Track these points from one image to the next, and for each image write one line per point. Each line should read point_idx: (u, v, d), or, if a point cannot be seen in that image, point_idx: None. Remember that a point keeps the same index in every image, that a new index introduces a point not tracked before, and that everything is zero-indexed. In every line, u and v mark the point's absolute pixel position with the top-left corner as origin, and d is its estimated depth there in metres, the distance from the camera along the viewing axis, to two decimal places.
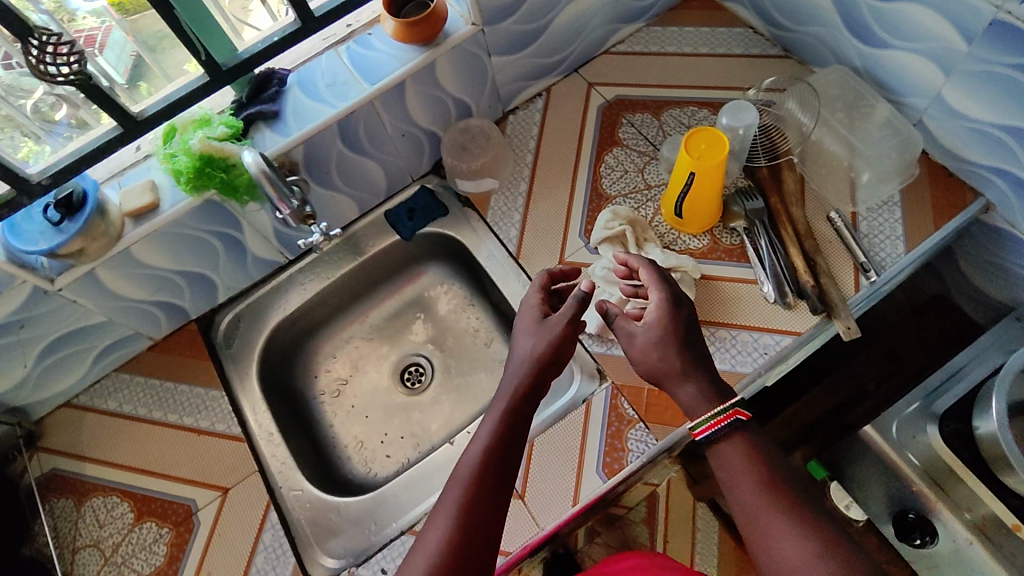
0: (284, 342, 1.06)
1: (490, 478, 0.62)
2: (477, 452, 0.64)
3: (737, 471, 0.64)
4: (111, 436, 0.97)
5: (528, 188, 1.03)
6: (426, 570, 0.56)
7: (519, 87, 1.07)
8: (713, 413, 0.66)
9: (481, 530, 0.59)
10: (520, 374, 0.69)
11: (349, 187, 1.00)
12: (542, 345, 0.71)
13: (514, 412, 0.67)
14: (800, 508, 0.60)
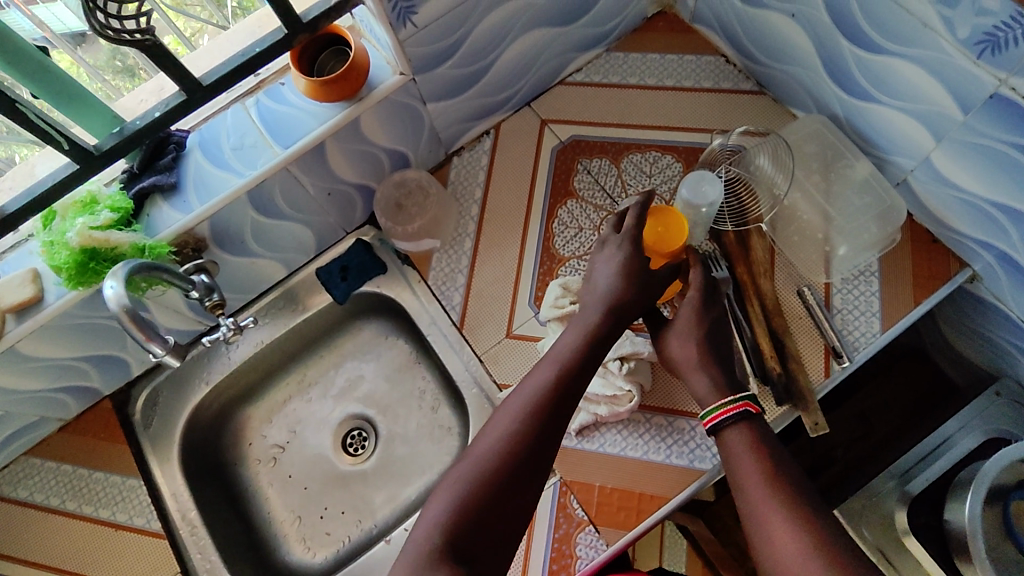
0: (211, 414, 0.98)
1: (561, 393, 0.63)
2: (539, 381, 0.64)
3: (740, 461, 0.65)
4: (20, 531, 0.89)
5: (472, 245, 0.94)
6: (489, 450, 0.60)
7: (463, 127, 0.96)
8: (722, 403, 0.69)
9: (545, 434, 0.61)
10: (594, 321, 0.69)
11: (271, 251, 0.90)
12: (617, 294, 0.70)
13: (583, 355, 0.66)
14: (796, 503, 0.60)
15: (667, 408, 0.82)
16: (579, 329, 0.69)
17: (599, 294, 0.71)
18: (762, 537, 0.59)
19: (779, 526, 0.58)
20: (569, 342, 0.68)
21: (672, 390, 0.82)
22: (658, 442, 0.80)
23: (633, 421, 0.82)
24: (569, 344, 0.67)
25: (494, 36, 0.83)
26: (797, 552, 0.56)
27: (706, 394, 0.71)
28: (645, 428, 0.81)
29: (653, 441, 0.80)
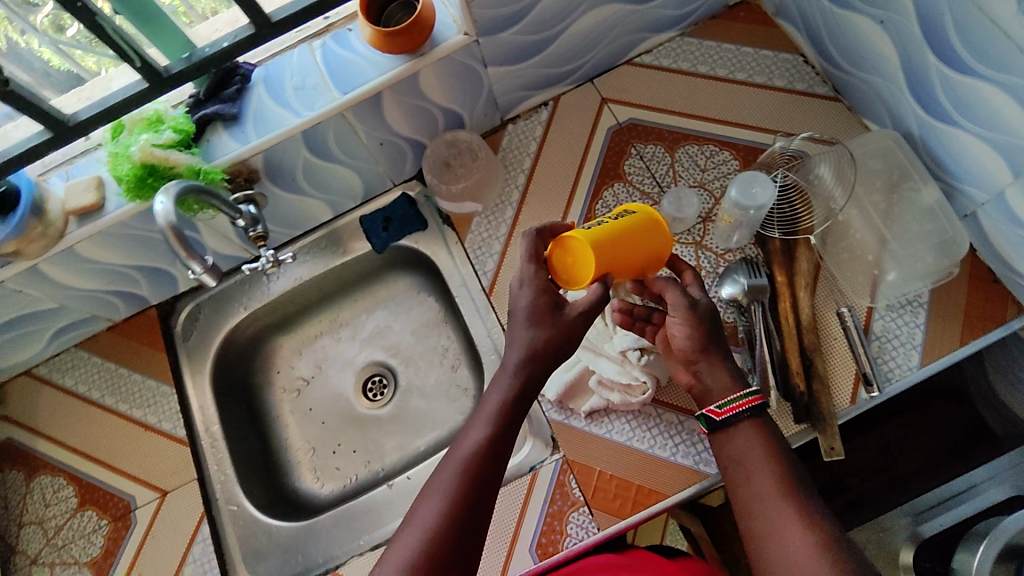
0: (245, 338, 1.03)
1: (480, 472, 0.60)
2: (455, 477, 0.60)
3: (747, 453, 0.66)
4: (65, 414, 0.97)
5: (513, 215, 0.94)
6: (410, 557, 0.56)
7: (522, 95, 0.95)
8: (737, 396, 0.68)
9: (466, 523, 0.58)
10: (510, 390, 0.64)
11: (319, 191, 0.93)
12: (534, 352, 0.64)
13: (501, 432, 0.62)
14: (803, 502, 0.61)
15: (681, 406, 0.81)
16: (495, 400, 0.63)
17: (511, 357, 0.65)
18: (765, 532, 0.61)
19: (779, 516, 0.61)
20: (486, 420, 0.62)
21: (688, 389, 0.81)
22: (665, 438, 0.80)
23: (644, 414, 0.81)
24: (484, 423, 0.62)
25: (565, 6, 0.81)
26: (803, 547, 0.58)
27: (718, 387, 0.70)
28: (655, 422, 0.81)
29: (660, 437, 0.80)
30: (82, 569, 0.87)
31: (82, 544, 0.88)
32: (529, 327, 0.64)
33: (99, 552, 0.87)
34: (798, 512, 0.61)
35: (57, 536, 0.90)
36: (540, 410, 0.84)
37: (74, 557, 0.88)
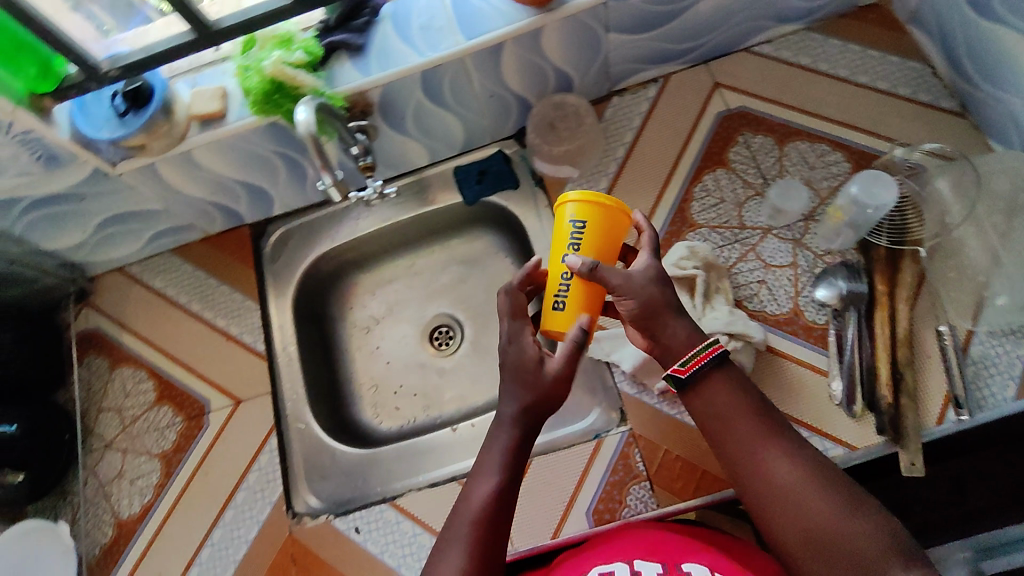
0: (326, 269, 1.05)
1: (491, 534, 0.54)
2: (467, 542, 0.54)
3: (719, 405, 0.58)
4: (151, 313, 1.01)
5: (609, 186, 0.93)
6: None
7: (636, 67, 0.94)
8: (694, 350, 0.59)
9: None
10: (508, 440, 0.58)
11: (422, 135, 0.94)
12: (531, 406, 0.59)
13: (508, 484, 0.57)
14: (790, 443, 0.56)
15: None
16: (495, 455, 0.58)
17: (506, 407, 0.59)
18: (767, 491, 0.54)
19: (780, 468, 0.54)
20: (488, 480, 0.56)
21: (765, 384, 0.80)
22: None
23: None
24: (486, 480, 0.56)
25: None
26: (805, 490, 0.53)
27: (681, 341, 0.60)
28: None
29: None
30: (153, 460, 0.91)
31: (156, 437, 0.92)
32: (520, 380, 0.59)
33: (170, 447, 0.91)
34: (798, 456, 0.55)
35: (133, 425, 0.94)
36: (613, 381, 0.85)
37: (147, 448, 0.92)
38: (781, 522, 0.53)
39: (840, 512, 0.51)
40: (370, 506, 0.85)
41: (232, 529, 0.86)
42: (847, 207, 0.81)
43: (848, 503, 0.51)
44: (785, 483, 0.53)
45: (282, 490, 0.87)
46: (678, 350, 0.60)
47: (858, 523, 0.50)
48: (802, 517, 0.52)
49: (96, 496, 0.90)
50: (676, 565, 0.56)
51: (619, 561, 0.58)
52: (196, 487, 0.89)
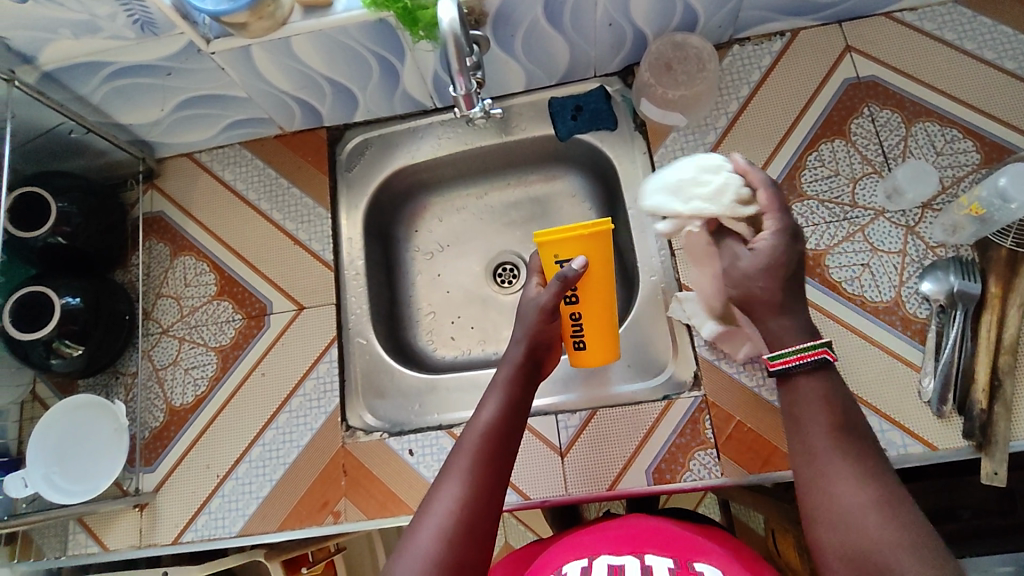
0: (400, 186, 1.01)
1: (498, 441, 0.63)
2: (469, 470, 0.60)
3: (807, 409, 0.59)
4: (216, 205, 0.98)
5: (715, 141, 0.88)
6: (441, 529, 0.56)
7: (765, 16, 0.87)
8: (800, 347, 0.60)
9: (491, 490, 0.60)
10: (506, 395, 0.67)
11: (528, 58, 0.89)
12: (523, 363, 0.69)
13: (507, 428, 0.64)
14: (864, 461, 0.55)
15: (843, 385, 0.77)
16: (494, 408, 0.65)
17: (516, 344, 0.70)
18: (824, 501, 0.55)
19: (842, 485, 0.54)
20: (483, 421, 0.64)
21: (853, 369, 0.77)
22: None
23: None
24: (483, 423, 0.64)
25: None
26: (859, 505, 0.53)
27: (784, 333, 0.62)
28: None
29: None
30: (209, 352, 0.90)
31: (214, 331, 0.91)
32: (519, 342, 0.70)
33: (228, 342, 0.90)
34: (864, 481, 0.54)
35: (191, 316, 0.92)
36: (691, 345, 0.82)
37: (204, 340, 0.91)
38: (827, 532, 0.53)
39: (889, 540, 0.50)
40: (425, 431, 0.84)
41: (285, 433, 0.85)
42: (988, 199, 0.74)
43: (904, 537, 0.51)
44: (844, 507, 0.53)
45: (339, 402, 0.86)
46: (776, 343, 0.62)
47: (906, 559, 0.49)
48: (845, 534, 0.52)
49: (150, 380, 0.90)
50: (683, 561, 0.58)
51: (630, 553, 0.59)
52: (251, 386, 0.88)
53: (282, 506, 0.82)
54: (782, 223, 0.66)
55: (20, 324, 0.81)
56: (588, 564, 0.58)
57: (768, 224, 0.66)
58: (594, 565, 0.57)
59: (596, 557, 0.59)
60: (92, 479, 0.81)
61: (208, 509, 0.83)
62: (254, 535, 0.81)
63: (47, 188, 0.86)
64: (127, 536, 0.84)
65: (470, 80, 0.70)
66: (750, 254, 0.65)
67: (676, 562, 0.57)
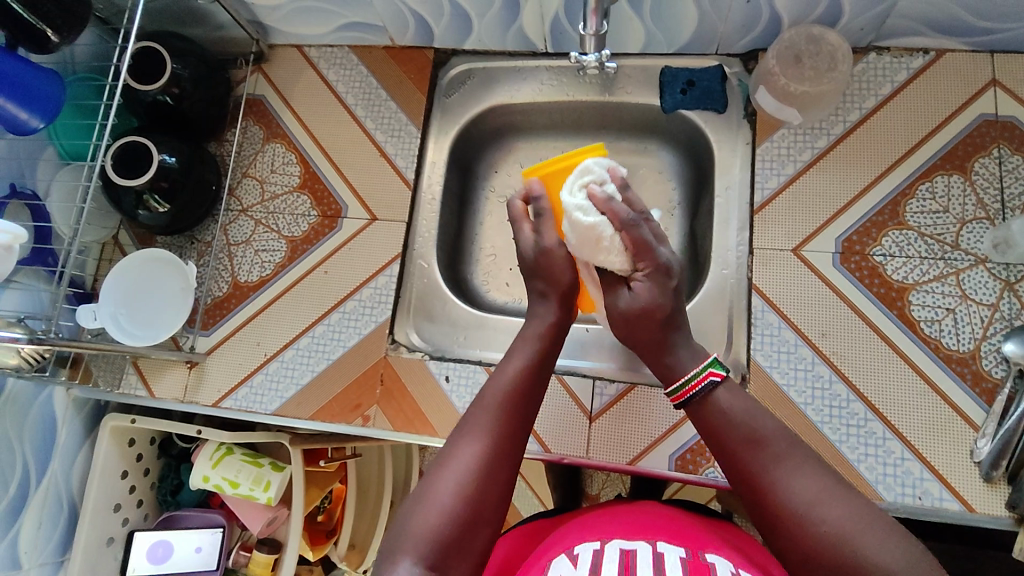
0: (491, 124, 1.01)
1: (521, 402, 0.63)
2: (490, 426, 0.61)
3: (720, 427, 0.58)
4: (315, 100, 0.99)
5: (824, 148, 0.84)
6: (459, 482, 0.57)
7: (913, 28, 0.82)
8: (686, 379, 0.61)
9: (512, 448, 0.61)
10: (531, 354, 0.67)
11: (652, 18, 0.86)
12: (553, 323, 0.70)
13: (531, 388, 0.65)
14: (790, 456, 0.55)
15: (892, 424, 0.74)
16: (518, 364, 0.66)
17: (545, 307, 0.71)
18: (769, 516, 0.53)
19: (785, 487, 0.53)
20: (508, 378, 0.65)
21: (908, 410, 0.74)
22: (859, 442, 0.74)
23: (847, 408, 0.75)
24: (507, 378, 0.64)
25: None
26: (800, 496, 0.52)
27: (677, 365, 0.62)
28: (855, 423, 0.75)
29: (854, 438, 0.74)
30: (281, 241, 0.93)
31: (289, 221, 0.94)
32: (546, 298, 0.71)
33: (300, 234, 0.93)
34: (805, 471, 0.54)
35: (271, 201, 0.95)
36: (746, 345, 0.81)
37: (279, 227, 0.94)
38: (788, 546, 0.52)
39: (848, 531, 0.50)
40: (464, 362, 0.86)
41: (334, 331, 0.89)
42: None
43: (859, 520, 0.50)
44: (788, 503, 0.52)
45: (389, 315, 0.89)
46: (669, 378, 0.63)
47: (872, 542, 0.49)
48: (808, 540, 0.51)
49: (221, 252, 0.94)
50: (695, 551, 0.56)
51: (642, 539, 0.58)
52: (312, 281, 0.91)
53: (317, 397, 0.86)
54: (654, 265, 0.63)
55: (118, 168, 0.85)
56: (600, 548, 0.56)
57: (642, 268, 0.64)
58: (605, 549, 0.56)
59: (608, 541, 0.57)
60: (155, 327, 0.87)
61: (250, 384, 0.88)
62: (287, 418, 0.86)
63: (165, 46, 0.89)
64: (174, 388, 0.89)
65: (602, 24, 0.72)
66: (629, 295, 0.64)
67: (687, 552, 0.56)
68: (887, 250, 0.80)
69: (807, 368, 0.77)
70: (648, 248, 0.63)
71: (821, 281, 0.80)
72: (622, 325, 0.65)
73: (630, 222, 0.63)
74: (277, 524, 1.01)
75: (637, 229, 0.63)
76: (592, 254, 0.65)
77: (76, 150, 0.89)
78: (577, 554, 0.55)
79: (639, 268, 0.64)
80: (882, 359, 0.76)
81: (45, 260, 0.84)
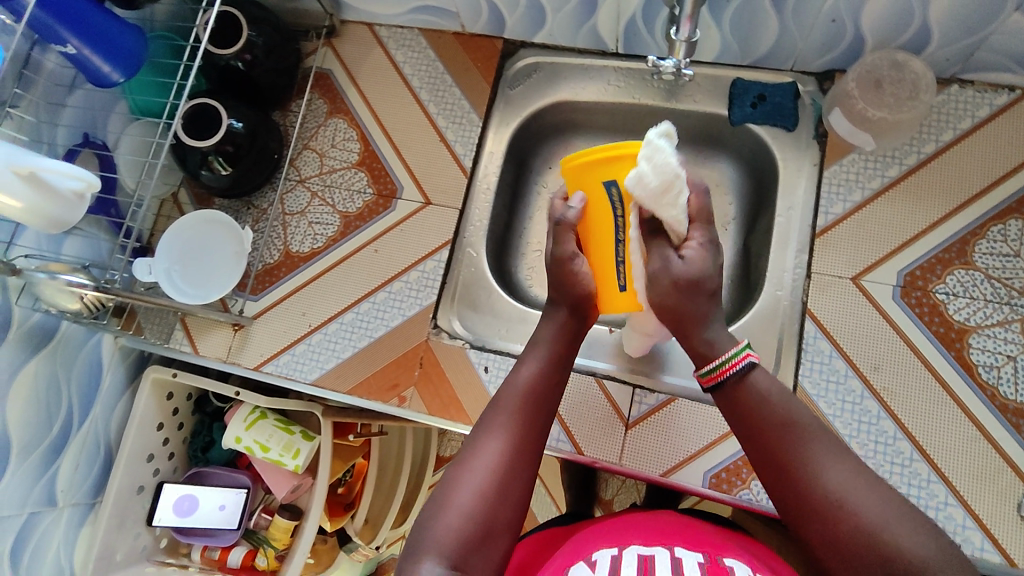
0: (553, 120, 1.01)
1: (537, 407, 0.63)
2: (508, 431, 0.61)
3: (756, 410, 0.58)
4: (380, 79, 1.00)
5: (894, 177, 0.82)
6: (476, 489, 0.57)
7: (1003, 63, 0.79)
8: (722, 359, 0.60)
9: (529, 454, 0.60)
10: (547, 359, 0.67)
11: (731, 28, 0.85)
12: (568, 328, 0.69)
13: (545, 392, 0.65)
14: (821, 439, 0.56)
15: (938, 466, 0.72)
16: (534, 369, 0.66)
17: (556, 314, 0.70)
18: (804, 496, 0.54)
19: (823, 471, 0.54)
20: (524, 382, 0.65)
21: (957, 455, 0.72)
22: (902, 481, 0.72)
23: (893, 446, 0.73)
24: (522, 384, 0.64)
25: None
26: (835, 476, 0.53)
27: (719, 334, 0.62)
28: (900, 462, 0.73)
29: (897, 476, 0.73)
30: (335, 215, 0.94)
31: (345, 196, 0.95)
32: (559, 309, 0.70)
33: (355, 210, 0.94)
34: (838, 456, 0.55)
35: (329, 175, 0.96)
36: (794, 371, 0.79)
37: (334, 201, 0.95)
38: (816, 533, 0.53)
39: (880, 516, 0.51)
40: (505, 355, 0.87)
41: (379, 310, 0.89)
42: None
43: (892, 507, 0.52)
44: (824, 486, 0.53)
45: (434, 299, 0.89)
46: (704, 358, 0.62)
47: (905, 529, 0.50)
48: (836, 528, 0.52)
49: (276, 221, 0.95)
50: (714, 557, 0.56)
51: (660, 545, 0.57)
52: (362, 258, 0.92)
53: (357, 372, 0.87)
54: (705, 234, 0.64)
55: (188, 128, 0.87)
56: (618, 553, 0.56)
57: (696, 235, 0.64)
58: (623, 554, 0.55)
59: (626, 547, 0.57)
60: (207, 286, 0.88)
61: (292, 352, 0.89)
62: (325, 389, 0.87)
63: (243, 13, 0.91)
64: (217, 348, 0.91)
65: (694, 31, 0.73)
66: (681, 261, 0.62)
67: (705, 558, 0.55)
68: (950, 289, 0.78)
69: (855, 400, 0.76)
70: (706, 217, 0.65)
71: (879, 313, 0.78)
72: (670, 296, 0.62)
73: (700, 187, 0.65)
74: (300, 492, 1.02)
75: (704, 195, 0.65)
76: (657, 207, 0.60)
77: (147, 106, 0.90)
78: (596, 560, 0.55)
79: (693, 234, 0.64)
80: (935, 400, 0.74)
81: (108, 210, 0.86)
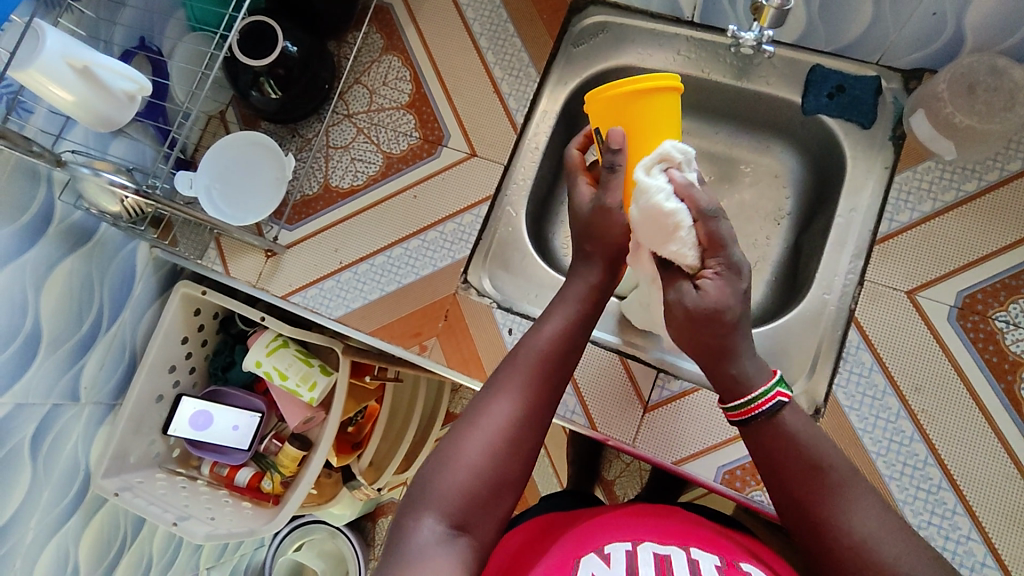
0: (614, 85, 0.96)
1: (556, 361, 0.61)
2: (524, 387, 0.59)
3: (782, 458, 0.55)
4: (440, 19, 0.96)
5: (971, 192, 0.77)
6: (485, 444, 0.56)
7: None
8: (748, 400, 0.56)
9: (542, 412, 0.59)
10: (574, 310, 0.63)
11: (820, 8, 0.79)
12: (601, 276, 0.64)
13: (569, 348, 0.62)
14: (845, 481, 0.54)
15: (966, 498, 0.69)
16: (559, 321, 0.62)
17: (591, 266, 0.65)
18: (829, 539, 0.53)
19: (849, 522, 0.53)
20: (547, 335, 0.61)
21: (989, 490, 0.69)
22: (924, 507, 0.70)
23: (922, 471, 0.71)
24: (545, 338, 0.61)
25: None
26: (859, 520, 0.53)
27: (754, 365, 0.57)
28: (926, 488, 0.70)
29: (920, 502, 0.70)
30: (378, 155, 0.92)
31: (391, 136, 0.93)
32: (592, 259, 0.64)
33: (399, 152, 0.92)
34: (863, 505, 0.53)
35: (377, 113, 0.94)
36: (828, 380, 0.76)
37: (379, 140, 0.93)
38: None
39: (907, 565, 0.51)
40: (531, 320, 0.85)
41: (410, 257, 0.88)
42: None
43: (915, 554, 0.52)
44: (851, 536, 0.52)
45: (468, 253, 0.88)
46: (731, 391, 0.56)
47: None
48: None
49: (320, 152, 0.94)
50: (729, 560, 0.55)
51: (675, 543, 0.56)
52: (400, 202, 0.90)
53: (383, 315, 0.87)
54: (726, 261, 0.54)
55: (245, 46, 0.86)
56: (632, 548, 0.54)
57: (712, 264, 0.54)
58: (639, 551, 0.54)
59: (640, 542, 0.56)
60: (244, 210, 0.88)
61: (320, 286, 0.89)
62: (349, 327, 0.87)
63: None
64: (249, 271, 0.91)
65: None
66: (695, 293, 0.53)
67: (722, 560, 0.55)
68: (1011, 318, 0.73)
69: (890, 418, 0.72)
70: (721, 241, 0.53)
71: (929, 333, 0.74)
72: (685, 333, 0.55)
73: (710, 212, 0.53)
74: (312, 425, 1.04)
75: (717, 220, 0.53)
76: (657, 244, 0.56)
77: (203, 16, 0.89)
78: (609, 554, 0.54)
79: (707, 265, 0.54)
80: (974, 431, 0.71)
81: (156, 118, 0.86)
